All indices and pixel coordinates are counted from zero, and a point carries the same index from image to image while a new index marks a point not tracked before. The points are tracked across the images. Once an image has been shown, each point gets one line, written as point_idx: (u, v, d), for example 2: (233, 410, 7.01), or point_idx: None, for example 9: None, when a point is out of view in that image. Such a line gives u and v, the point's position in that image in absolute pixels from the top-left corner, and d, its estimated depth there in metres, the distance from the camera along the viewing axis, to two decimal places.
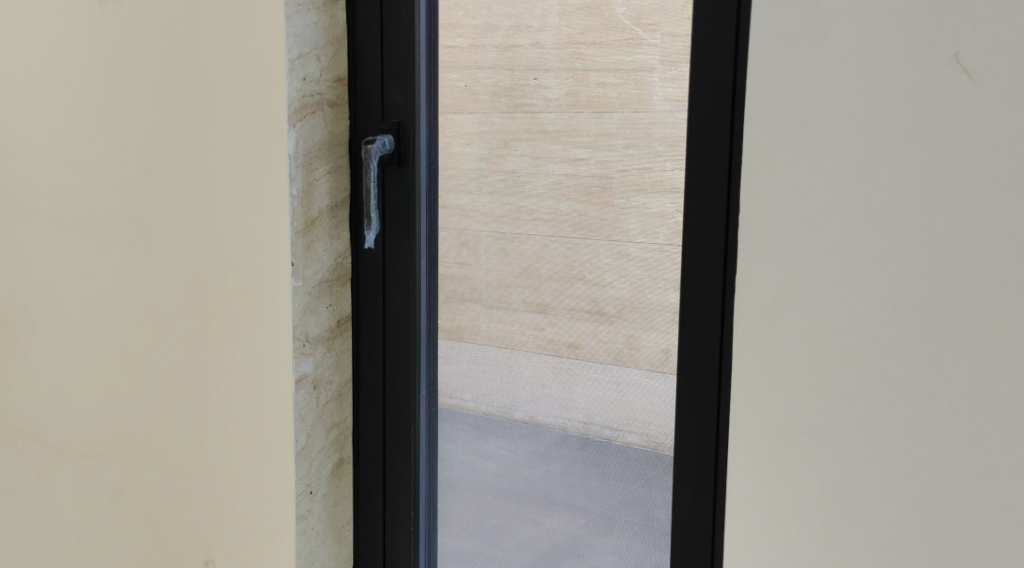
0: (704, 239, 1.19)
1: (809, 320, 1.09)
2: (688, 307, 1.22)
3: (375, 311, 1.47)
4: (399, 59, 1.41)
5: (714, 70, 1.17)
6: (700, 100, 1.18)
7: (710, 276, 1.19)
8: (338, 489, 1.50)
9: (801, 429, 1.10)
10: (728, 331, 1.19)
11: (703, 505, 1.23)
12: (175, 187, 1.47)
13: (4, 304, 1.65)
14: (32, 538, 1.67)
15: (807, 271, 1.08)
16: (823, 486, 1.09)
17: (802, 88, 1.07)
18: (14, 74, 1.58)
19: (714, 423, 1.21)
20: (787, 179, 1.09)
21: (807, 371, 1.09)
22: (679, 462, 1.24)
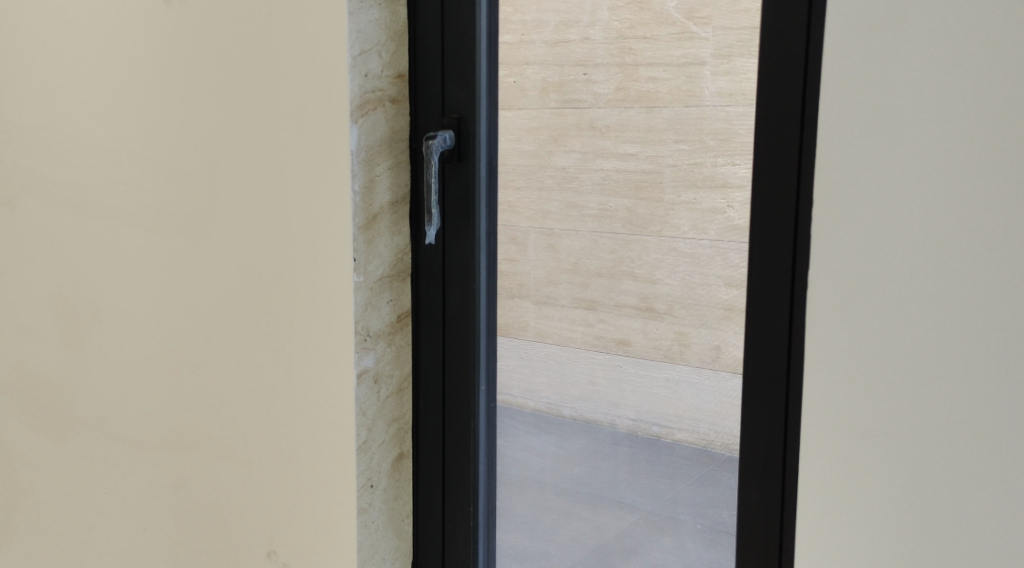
0: (773, 235, 1.17)
1: (873, 317, 1.07)
2: (754, 306, 1.19)
3: (435, 307, 1.48)
4: (460, 55, 1.41)
5: (785, 63, 1.14)
6: (769, 95, 1.15)
7: (778, 275, 1.17)
8: (397, 483, 1.51)
9: (860, 427, 1.08)
10: (797, 330, 1.16)
11: (769, 506, 1.20)
12: (237, 184, 1.50)
13: (73, 298, 1.71)
14: (103, 527, 1.72)
15: (866, 266, 1.07)
16: (876, 488, 1.08)
17: (858, 81, 1.05)
18: (83, 75, 1.62)
19: (783, 423, 1.18)
20: (845, 174, 1.07)
21: (870, 370, 1.07)
22: (747, 460, 1.21)
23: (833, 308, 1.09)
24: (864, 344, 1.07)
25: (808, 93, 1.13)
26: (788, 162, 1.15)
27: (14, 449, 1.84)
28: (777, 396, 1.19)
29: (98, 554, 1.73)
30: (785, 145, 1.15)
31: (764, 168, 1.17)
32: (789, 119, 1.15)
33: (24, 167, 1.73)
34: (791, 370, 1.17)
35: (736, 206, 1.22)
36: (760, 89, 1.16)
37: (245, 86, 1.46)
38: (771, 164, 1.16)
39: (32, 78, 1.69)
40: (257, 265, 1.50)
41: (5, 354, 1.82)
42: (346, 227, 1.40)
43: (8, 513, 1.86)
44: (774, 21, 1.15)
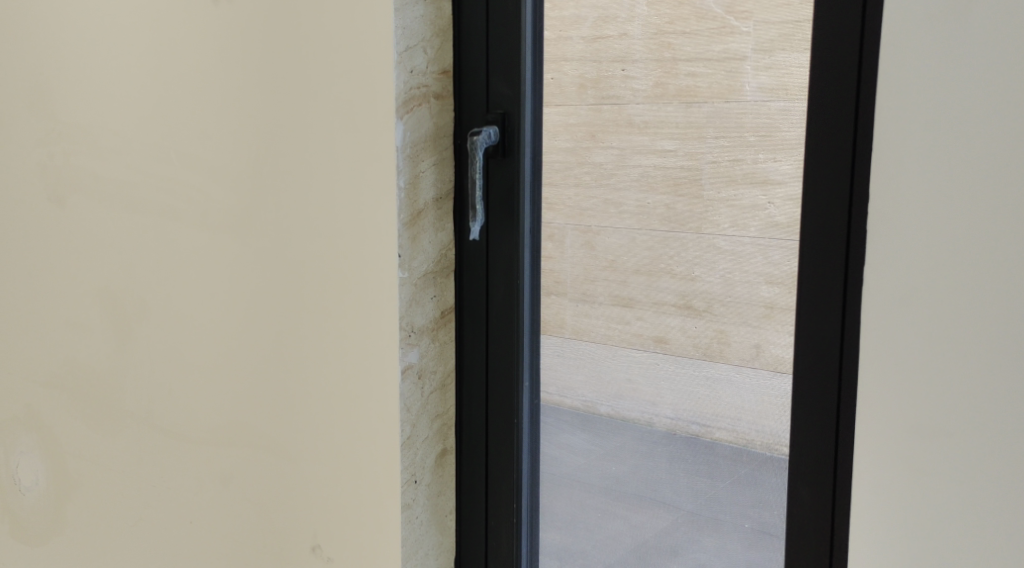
0: (825, 231, 1.15)
1: (922, 316, 1.05)
2: (804, 304, 1.17)
3: (479, 303, 1.48)
4: (505, 50, 1.41)
5: (837, 57, 1.12)
6: (821, 89, 1.14)
7: (829, 273, 1.15)
8: (441, 478, 1.52)
9: (908, 426, 1.07)
10: (850, 329, 1.14)
11: (820, 506, 1.18)
12: (281, 181, 1.52)
13: (122, 293, 1.74)
14: (151, 518, 1.76)
15: (915, 263, 1.05)
16: (926, 490, 1.06)
17: (905, 74, 1.04)
18: (132, 75, 1.65)
19: (834, 423, 1.16)
20: (891, 168, 1.06)
21: (918, 368, 1.06)
22: (797, 460, 1.20)
23: (884, 305, 1.07)
24: (910, 342, 1.06)
25: (863, 86, 1.10)
26: (840, 158, 1.13)
27: (66, 441, 1.88)
28: (830, 396, 1.16)
29: (147, 545, 1.77)
30: (837, 141, 1.13)
31: (816, 162, 1.15)
32: (842, 114, 1.12)
33: (75, 165, 1.77)
34: (842, 370, 1.15)
35: (777, 202, 1.21)
36: (813, 81, 1.14)
37: (288, 84, 1.48)
38: (825, 158, 1.14)
39: (81, 78, 1.72)
40: (301, 262, 1.51)
41: (57, 348, 1.86)
42: (391, 224, 1.40)
43: (60, 504, 1.91)
44: (829, 14, 1.13)
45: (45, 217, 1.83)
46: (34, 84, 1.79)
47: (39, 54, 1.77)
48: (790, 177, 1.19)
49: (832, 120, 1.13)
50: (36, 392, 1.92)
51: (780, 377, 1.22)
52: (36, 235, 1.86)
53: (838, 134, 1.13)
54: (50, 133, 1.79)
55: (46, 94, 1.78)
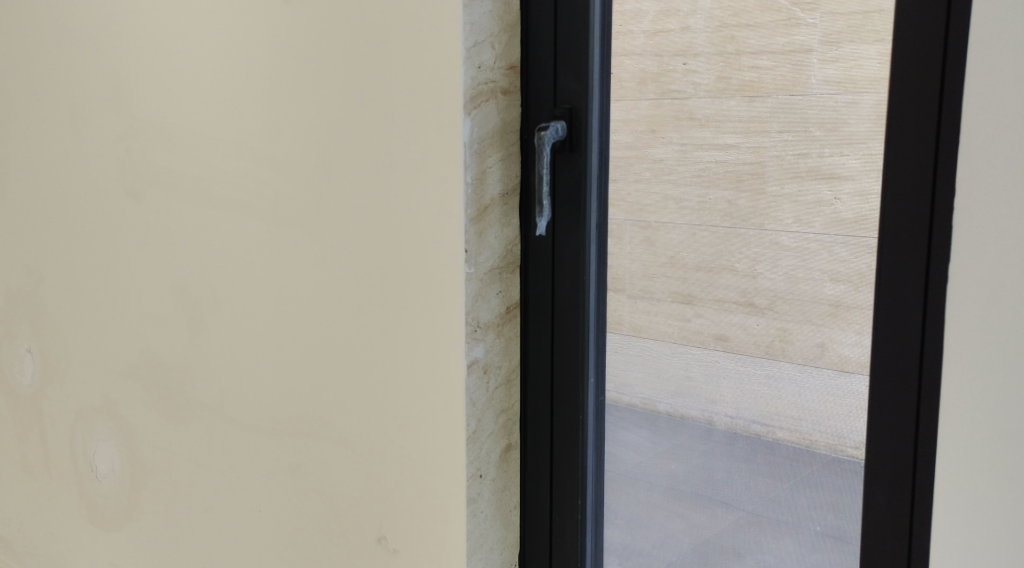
0: (905, 227, 1.12)
1: (1012, 316, 1.03)
2: (883, 304, 1.15)
3: (544, 299, 1.47)
4: (573, 45, 1.40)
5: (921, 53, 1.09)
6: (903, 86, 1.11)
7: (911, 272, 1.12)
8: (506, 474, 1.51)
9: (995, 429, 1.05)
10: (931, 329, 1.11)
11: (899, 512, 1.16)
12: (345, 177, 1.54)
13: (195, 286, 1.78)
14: (221, 507, 1.80)
15: (1001, 259, 1.03)
16: (1015, 491, 1.04)
17: (991, 68, 1.03)
18: (205, 73, 1.69)
19: (914, 425, 1.13)
20: (982, 167, 1.04)
21: (1007, 368, 1.04)
22: (872, 464, 1.17)
23: (967, 303, 1.06)
24: (994, 338, 1.04)
25: (947, 80, 1.07)
26: (923, 155, 1.10)
27: (139, 430, 1.94)
28: (910, 398, 1.13)
29: (217, 532, 1.81)
30: (919, 138, 1.10)
31: (897, 156, 1.12)
32: (922, 108, 1.10)
33: (149, 161, 1.82)
34: (923, 371, 1.12)
35: (843, 198, 1.19)
36: (894, 76, 1.12)
37: (355, 81, 1.50)
38: (906, 151, 1.11)
39: (156, 76, 1.77)
40: (366, 257, 1.53)
41: (131, 339, 1.92)
42: (459, 218, 1.41)
43: (134, 489, 1.97)
44: (910, 5, 1.10)
45: (121, 212, 1.89)
46: (112, 83, 1.85)
47: (116, 54, 1.82)
48: (857, 171, 1.18)
49: (912, 113, 1.10)
50: (112, 382, 1.98)
51: (846, 377, 1.21)
52: (113, 230, 1.92)
53: (919, 129, 1.10)
54: (126, 130, 1.84)
55: (124, 92, 1.83)
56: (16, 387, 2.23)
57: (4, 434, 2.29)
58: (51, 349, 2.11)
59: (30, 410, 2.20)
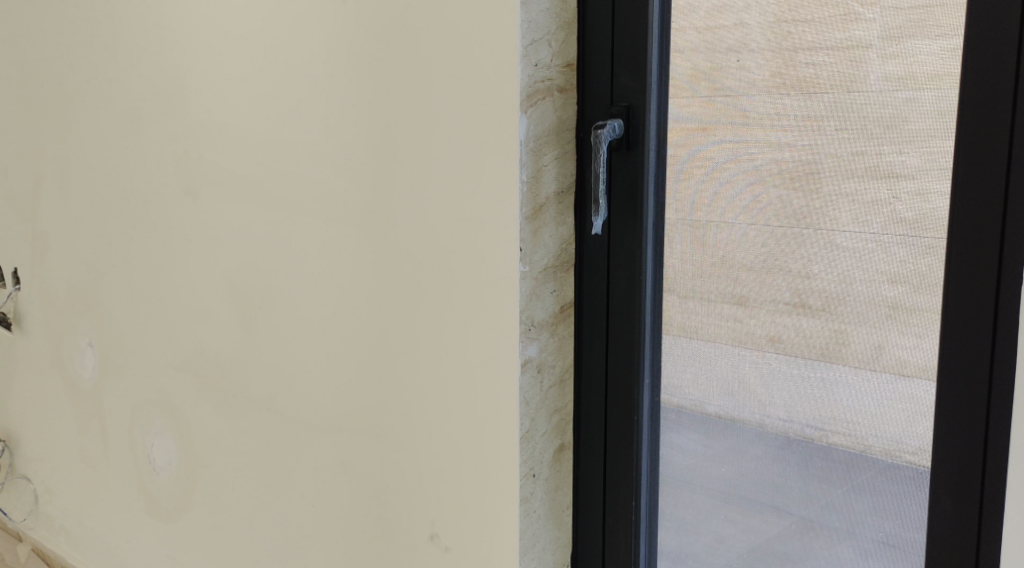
0: (976, 228, 1.12)
1: None
2: (952, 307, 1.14)
3: (599, 299, 1.46)
4: (631, 42, 1.38)
5: (993, 53, 1.09)
6: (974, 87, 1.10)
7: (983, 274, 1.12)
8: (558, 474, 1.50)
9: None
10: (1003, 331, 1.11)
11: (966, 517, 1.15)
12: (398, 175, 1.54)
13: (250, 284, 1.81)
14: (274, 501, 1.82)
15: None
16: None
17: None
18: (261, 73, 1.71)
19: (984, 429, 1.13)
20: None
21: None
22: (938, 468, 1.17)
23: None
24: None
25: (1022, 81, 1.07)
26: (995, 157, 1.10)
27: (194, 425, 1.97)
28: (979, 400, 1.13)
29: (270, 526, 1.84)
30: (992, 139, 1.10)
31: (968, 156, 1.11)
32: (998, 108, 1.09)
33: (207, 160, 1.84)
34: (993, 374, 1.12)
35: (901, 197, 1.17)
36: (964, 75, 1.11)
37: (408, 79, 1.50)
38: (977, 150, 1.11)
39: (213, 76, 1.79)
40: (419, 254, 1.54)
41: (188, 335, 1.95)
42: (515, 217, 1.40)
43: (189, 483, 2.00)
44: (982, 3, 1.09)
45: (179, 210, 1.92)
46: (171, 83, 1.88)
47: (175, 54, 1.86)
48: (917, 170, 1.16)
49: (985, 115, 1.10)
50: (170, 377, 2.01)
51: (904, 382, 1.19)
52: (170, 227, 1.95)
53: (991, 129, 1.10)
54: (185, 129, 1.87)
55: (183, 92, 1.86)
56: (76, 381, 2.28)
57: (65, 426, 2.35)
58: (111, 345, 2.16)
59: (90, 403, 2.25)
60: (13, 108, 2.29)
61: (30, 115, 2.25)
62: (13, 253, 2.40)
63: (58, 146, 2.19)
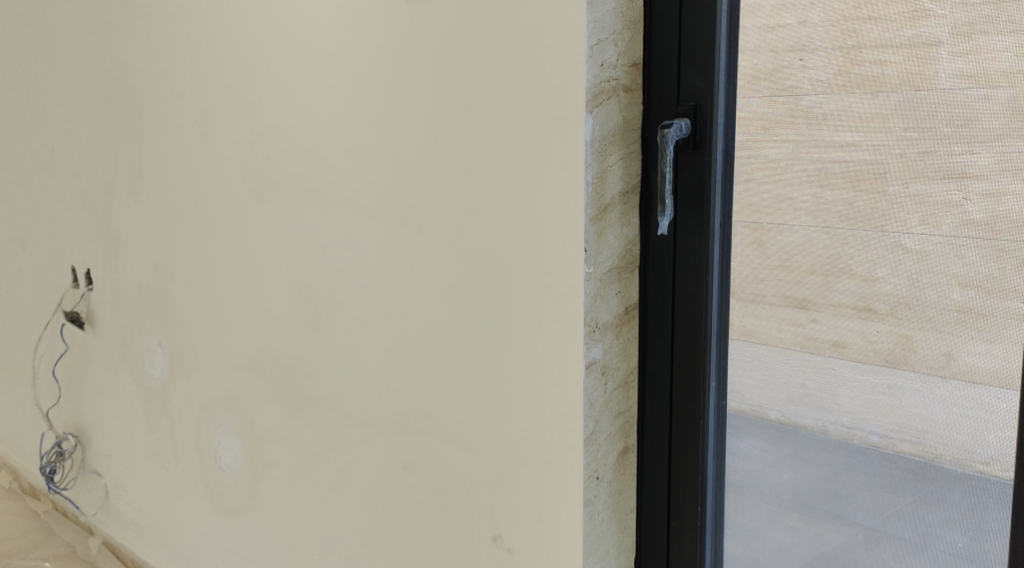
0: None
1: None
2: None
3: (664, 301, 1.43)
4: (699, 40, 1.35)
5: None
6: None
7: None
8: (623, 476, 1.49)
9: None
10: None
11: None
12: (459, 176, 1.55)
13: (316, 285, 1.83)
14: (338, 500, 1.85)
15: None
16: None
17: None
18: (326, 77, 1.73)
19: None
20: None
21: None
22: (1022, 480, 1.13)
23: None
24: None
25: None
26: None
27: (259, 423, 2.01)
28: None
29: (335, 525, 1.86)
30: None
31: None
32: None
33: (273, 163, 1.87)
34: None
35: (974, 198, 1.14)
36: None
37: (468, 81, 1.50)
38: None
39: (280, 80, 1.82)
40: (481, 255, 1.54)
41: (254, 335, 1.99)
42: (579, 216, 1.39)
43: (254, 481, 2.04)
44: None
45: (246, 212, 1.96)
46: (238, 88, 1.91)
47: (243, 59, 1.89)
48: (989, 170, 1.13)
49: None
50: (237, 376, 2.05)
51: (974, 389, 1.17)
52: (238, 228, 1.99)
53: None
54: (252, 133, 1.91)
55: (250, 96, 1.89)
56: (146, 379, 2.34)
57: (136, 423, 2.41)
58: (180, 344, 2.21)
59: (160, 402, 2.31)
60: (88, 114, 2.36)
61: (104, 120, 2.31)
62: (86, 254, 2.47)
63: (131, 150, 2.25)
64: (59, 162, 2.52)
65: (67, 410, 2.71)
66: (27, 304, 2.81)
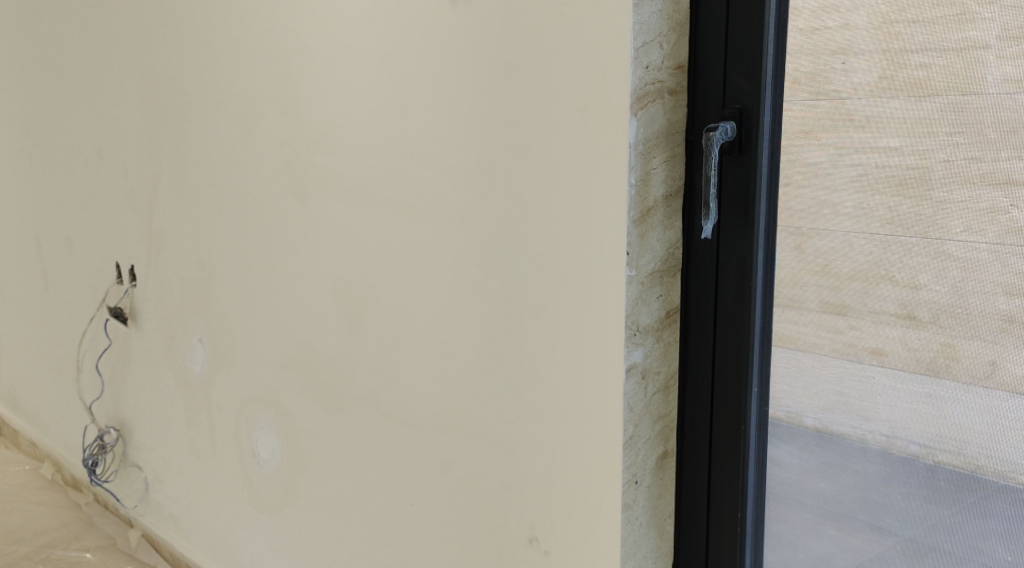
0: None
1: None
2: None
3: (706, 305, 1.41)
4: (746, 42, 1.33)
5: None
6: None
7: None
8: (662, 481, 1.47)
9: None
10: None
11: None
12: (500, 177, 1.55)
13: (356, 284, 1.85)
14: (375, 498, 1.86)
15: None
16: None
17: None
18: (369, 77, 1.75)
19: None
20: None
21: None
22: None
23: None
24: None
25: None
26: None
27: (298, 420, 2.03)
28: None
29: (372, 523, 1.88)
30: None
31: None
32: None
33: (315, 162, 1.89)
34: None
35: (1020, 205, 1.14)
36: None
37: (508, 82, 1.51)
38: None
39: (323, 81, 1.84)
40: (521, 255, 1.54)
41: (295, 333, 2.01)
42: (622, 220, 1.38)
43: (293, 478, 2.06)
44: None
45: (288, 211, 1.98)
46: (284, 87, 1.93)
47: (287, 59, 1.91)
48: None
49: None
50: (277, 373, 2.07)
51: (1019, 399, 1.16)
52: (279, 226, 2.01)
53: None
54: (295, 132, 1.93)
55: (294, 96, 1.91)
56: (187, 374, 2.38)
57: (177, 418, 2.45)
58: (221, 341, 2.24)
59: (200, 397, 2.34)
60: (136, 113, 2.40)
61: (151, 119, 2.35)
62: (132, 251, 2.52)
63: (176, 148, 2.28)
64: (106, 159, 2.56)
65: (110, 403, 2.76)
66: (74, 298, 2.87)
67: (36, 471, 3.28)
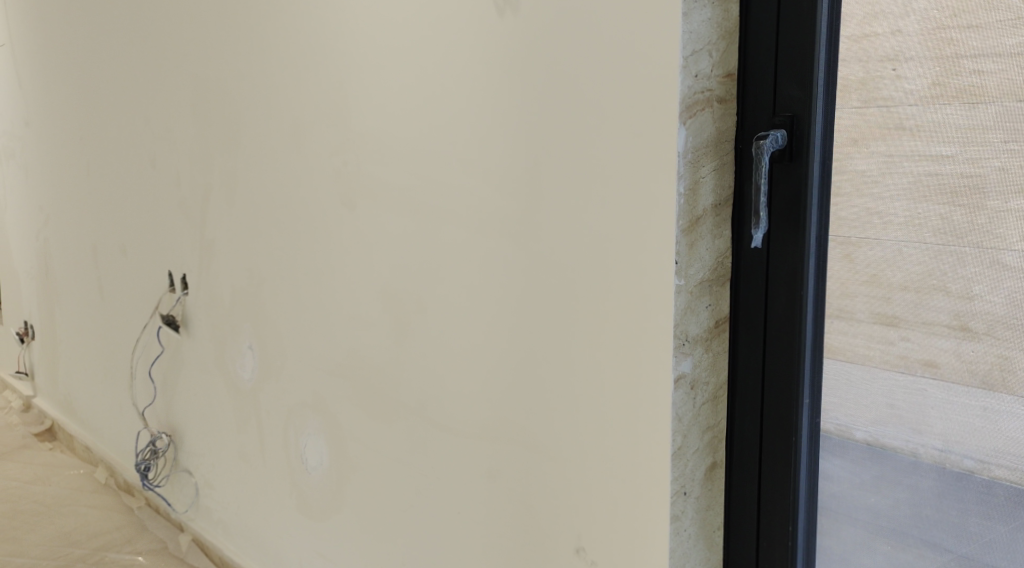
0: None
1: None
2: None
3: (756, 315, 1.39)
4: (797, 49, 1.31)
5: None
6: None
7: None
8: (711, 493, 1.46)
9: None
10: None
11: None
12: (547, 187, 1.55)
13: (403, 293, 1.86)
14: (421, 505, 1.87)
15: None
16: None
17: None
18: (418, 88, 1.76)
19: None
20: None
21: None
22: None
23: None
24: None
25: None
26: None
27: (345, 428, 2.05)
28: None
29: (419, 531, 1.89)
30: None
31: None
32: None
33: (363, 172, 1.91)
34: None
35: None
36: None
37: (555, 92, 1.51)
38: None
39: (371, 91, 1.86)
40: (567, 265, 1.54)
41: (343, 341, 2.03)
42: (670, 229, 1.37)
43: (340, 485, 2.08)
44: None
45: (336, 220, 2.00)
46: (334, 98, 1.95)
47: (337, 70, 1.93)
48: None
49: None
50: (325, 381, 2.09)
51: None
52: (328, 235, 2.03)
53: None
54: (344, 142, 1.95)
55: (343, 107, 1.93)
56: (237, 381, 2.41)
57: (227, 424, 2.48)
58: (270, 348, 2.26)
59: (250, 404, 2.37)
60: (190, 123, 2.44)
61: (203, 129, 2.39)
62: (185, 259, 2.56)
63: (227, 158, 2.32)
64: (160, 169, 2.61)
65: (163, 409, 2.81)
66: (128, 306, 2.92)
67: (91, 475, 3.35)
